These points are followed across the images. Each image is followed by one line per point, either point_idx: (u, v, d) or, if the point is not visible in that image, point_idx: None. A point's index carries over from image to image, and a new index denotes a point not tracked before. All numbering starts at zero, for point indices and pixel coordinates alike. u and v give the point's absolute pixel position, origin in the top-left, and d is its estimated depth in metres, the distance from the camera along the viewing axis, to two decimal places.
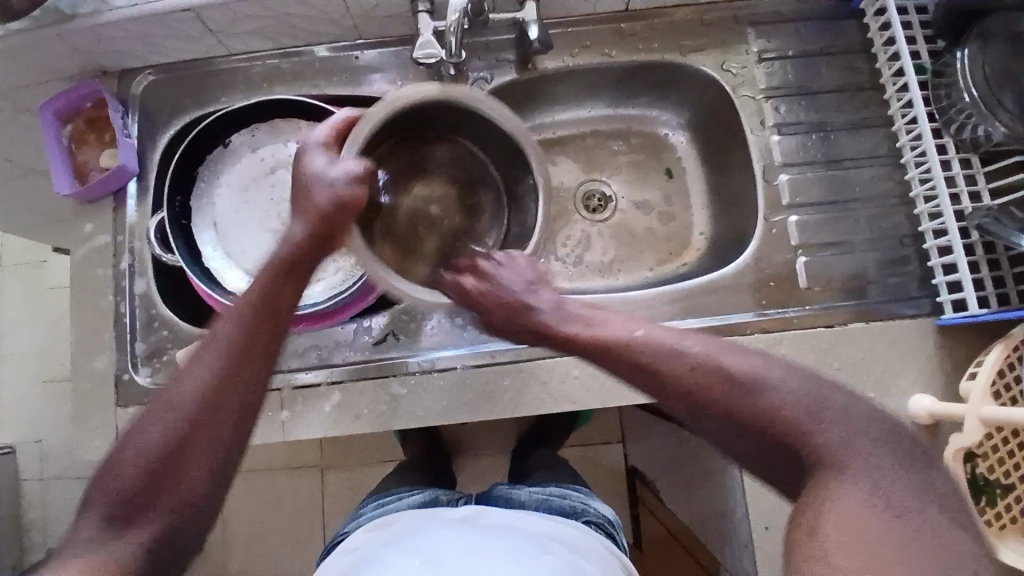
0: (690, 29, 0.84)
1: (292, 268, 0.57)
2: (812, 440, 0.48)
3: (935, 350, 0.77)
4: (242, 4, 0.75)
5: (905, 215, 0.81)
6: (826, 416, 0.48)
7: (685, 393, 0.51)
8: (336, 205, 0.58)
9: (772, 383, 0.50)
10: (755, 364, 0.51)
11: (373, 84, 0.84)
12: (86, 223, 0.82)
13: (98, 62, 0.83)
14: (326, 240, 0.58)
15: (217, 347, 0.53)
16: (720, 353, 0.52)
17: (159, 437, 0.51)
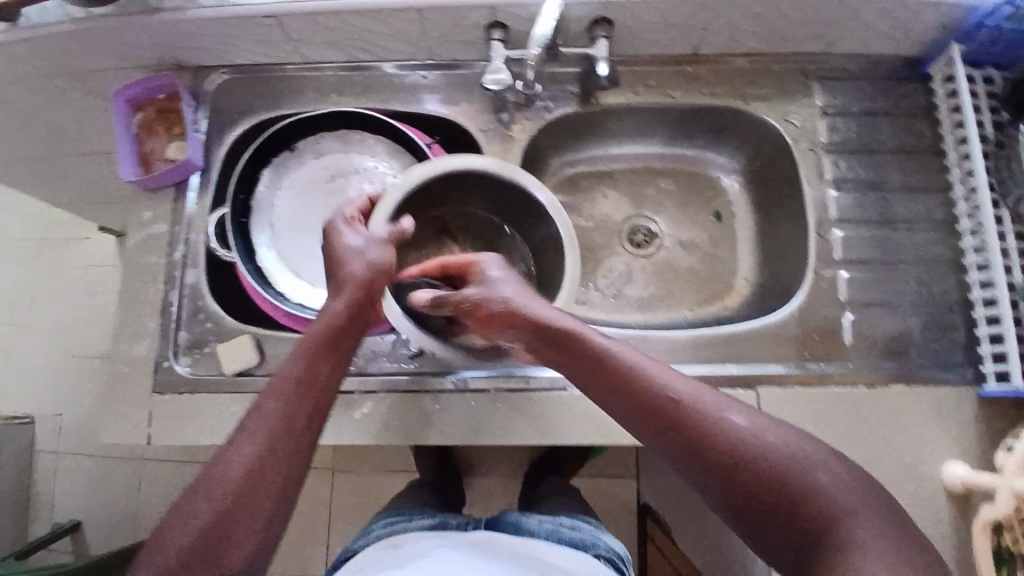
0: (755, 78, 0.85)
1: (336, 335, 0.59)
2: (819, 505, 0.48)
3: (974, 419, 0.77)
4: (325, 16, 0.77)
5: (956, 281, 0.81)
6: (818, 481, 0.49)
7: (692, 438, 0.51)
8: (377, 274, 0.63)
9: (773, 444, 0.50)
10: (757, 424, 0.52)
11: (424, 104, 0.85)
12: (145, 210, 0.84)
13: (176, 56, 0.86)
14: (366, 306, 0.62)
15: (265, 418, 0.53)
16: (715, 404, 0.53)
17: (203, 514, 0.50)
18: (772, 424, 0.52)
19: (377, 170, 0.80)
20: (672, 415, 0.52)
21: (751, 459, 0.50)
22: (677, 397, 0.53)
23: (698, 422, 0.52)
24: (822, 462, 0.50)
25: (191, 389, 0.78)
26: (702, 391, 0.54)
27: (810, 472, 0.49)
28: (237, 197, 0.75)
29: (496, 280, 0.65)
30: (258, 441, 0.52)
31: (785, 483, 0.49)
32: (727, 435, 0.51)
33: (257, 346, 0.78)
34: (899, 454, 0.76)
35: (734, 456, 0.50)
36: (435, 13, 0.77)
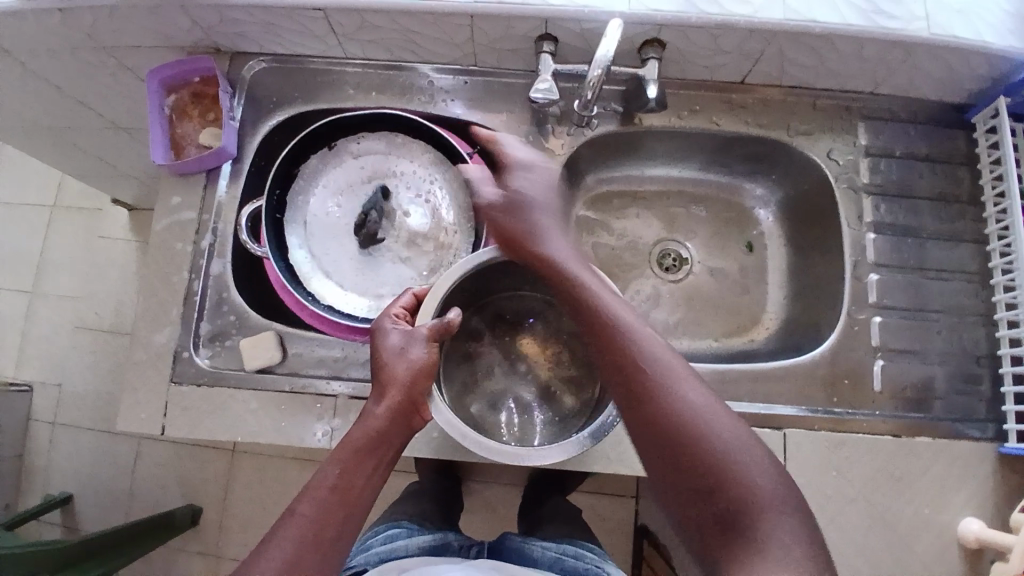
0: (801, 112, 0.84)
1: (374, 449, 0.60)
2: (727, 474, 0.49)
3: (996, 476, 0.76)
4: (372, 15, 0.76)
5: (985, 335, 0.80)
6: (735, 455, 0.50)
7: (641, 378, 0.53)
8: (418, 379, 0.62)
9: (708, 410, 0.52)
10: (705, 391, 0.53)
11: (452, 111, 0.85)
12: (174, 196, 0.82)
13: (215, 41, 0.84)
14: (408, 413, 0.61)
15: (296, 533, 0.54)
16: (676, 363, 0.54)
17: None
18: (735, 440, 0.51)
19: (415, 175, 0.79)
20: (630, 355, 0.54)
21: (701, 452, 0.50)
22: (631, 335, 0.56)
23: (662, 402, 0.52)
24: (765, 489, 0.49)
25: (210, 382, 0.77)
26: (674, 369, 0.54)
27: (727, 441, 0.50)
28: (272, 192, 0.74)
29: (528, 179, 0.72)
30: (283, 560, 0.52)
31: (702, 443, 0.50)
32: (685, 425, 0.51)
33: (280, 343, 0.77)
34: (918, 506, 0.75)
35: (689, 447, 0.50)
36: (484, 20, 0.75)
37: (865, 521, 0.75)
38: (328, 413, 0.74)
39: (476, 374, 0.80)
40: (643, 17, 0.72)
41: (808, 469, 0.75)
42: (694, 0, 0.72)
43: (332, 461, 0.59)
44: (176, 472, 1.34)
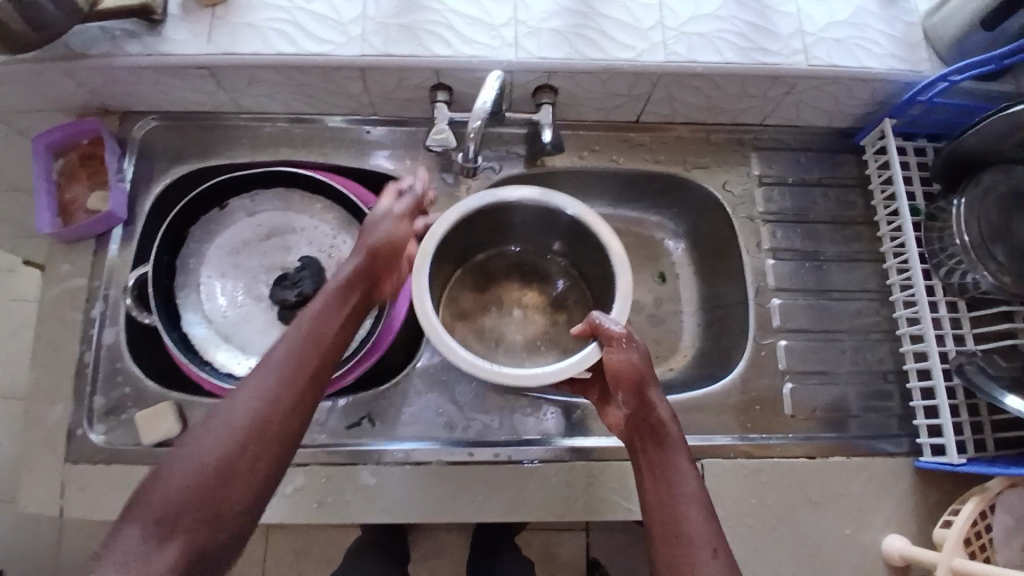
0: (696, 148, 0.87)
1: (331, 338, 0.57)
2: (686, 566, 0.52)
3: (913, 491, 0.77)
4: (261, 70, 0.75)
5: (889, 350, 0.82)
6: (697, 557, 0.52)
7: (645, 466, 0.59)
8: (388, 245, 0.65)
9: (689, 513, 0.55)
10: (698, 499, 0.56)
11: (379, 161, 0.84)
12: (63, 263, 0.78)
13: (103, 100, 0.81)
14: (376, 271, 0.64)
15: (247, 409, 0.52)
16: (681, 466, 0.58)
17: (215, 449, 0.50)
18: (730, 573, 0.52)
19: (317, 230, 0.77)
20: (642, 446, 0.60)
21: (688, 563, 0.52)
22: (658, 435, 0.59)
23: (669, 511, 0.55)
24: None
25: (109, 459, 0.73)
26: (693, 491, 0.56)
27: (696, 542, 0.53)
28: (161, 257, 0.71)
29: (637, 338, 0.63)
30: (233, 438, 0.50)
31: (673, 530, 0.54)
32: (680, 537, 0.54)
33: (180, 415, 0.73)
34: (840, 527, 0.75)
35: (677, 557, 0.53)
36: (376, 72, 0.75)
37: (792, 548, 0.74)
38: None
39: (477, 315, 0.85)
40: (530, 65, 0.75)
41: (728, 499, 0.75)
42: (577, 47, 0.75)
43: (285, 341, 0.56)
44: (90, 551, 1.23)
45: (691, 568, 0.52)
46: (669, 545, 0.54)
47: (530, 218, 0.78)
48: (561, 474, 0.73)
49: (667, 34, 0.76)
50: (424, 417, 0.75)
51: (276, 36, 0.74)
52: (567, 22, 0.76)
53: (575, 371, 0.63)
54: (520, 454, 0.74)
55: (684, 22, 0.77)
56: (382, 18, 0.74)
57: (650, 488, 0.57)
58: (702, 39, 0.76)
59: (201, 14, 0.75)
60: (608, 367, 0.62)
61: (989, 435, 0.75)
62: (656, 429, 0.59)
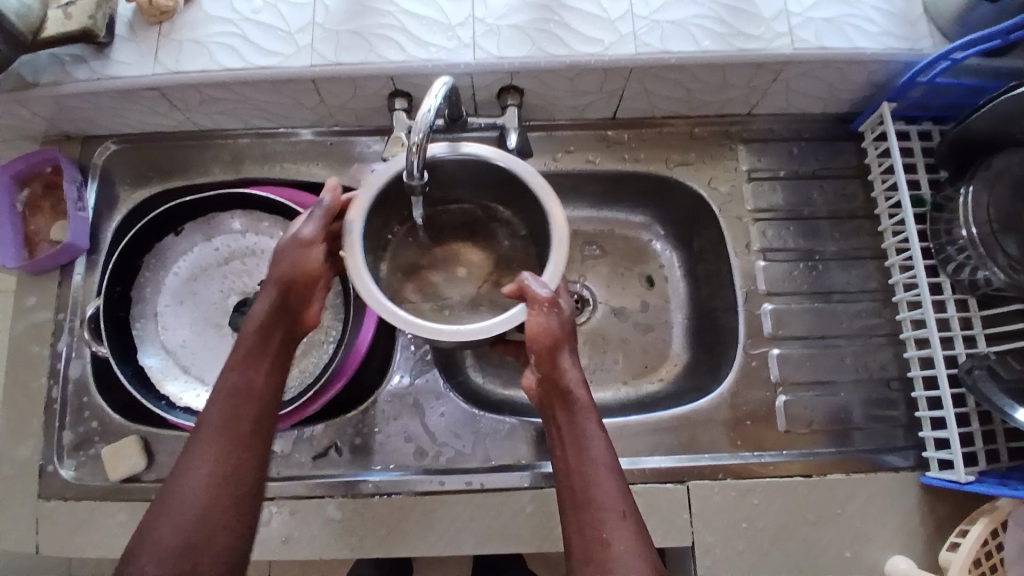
0: (678, 143, 0.81)
1: (240, 412, 0.54)
2: (601, 537, 0.50)
3: (920, 508, 0.71)
4: (210, 88, 0.72)
5: (893, 355, 0.76)
6: (609, 526, 0.50)
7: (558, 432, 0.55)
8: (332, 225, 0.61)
9: (598, 483, 0.52)
10: (608, 466, 0.53)
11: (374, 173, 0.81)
12: (29, 296, 0.77)
13: (62, 128, 0.79)
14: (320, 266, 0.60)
15: (211, 464, 0.51)
16: (590, 434, 0.54)
17: (227, 446, 0.53)
18: (640, 535, 0.50)
19: (275, 252, 0.77)
20: (556, 412, 0.56)
21: (599, 527, 0.50)
22: (574, 400, 0.55)
23: (580, 474, 0.53)
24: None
25: (77, 495, 0.72)
26: (602, 453, 0.53)
27: (606, 507, 0.51)
28: (113, 290, 0.71)
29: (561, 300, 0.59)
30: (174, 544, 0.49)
31: (586, 499, 0.52)
32: (590, 503, 0.51)
33: (145, 449, 0.72)
34: (838, 549, 0.70)
35: (588, 523, 0.51)
36: (329, 83, 0.71)
37: (786, 574, 0.70)
38: None
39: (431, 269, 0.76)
40: (491, 66, 0.70)
41: (715, 522, 0.71)
42: (539, 44, 0.70)
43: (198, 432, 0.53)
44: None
45: (603, 532, 0.50)
46: (584, 511, 0.51)
47: (493, 186, 0.69)
48: (535, 503, 0.70)
49: (637, 24, 0.70)
50: (393, 442, 0.73)
51: (223, 51, 0.70)
52: (528, 19, 0.70)
53: (502, 328, 0.57)
54: (519, 478, 0.71)
55: (655, 10, 0.70)
56: (332, 25, 0.70)
57: (565, 452, 0.54)
58: (675, 27, 0.70)
59: (149, 31, 0.71)
60: (527, 331, 0.57)
61: (1004, 445, 0.69)
62: (568, 395, 0.56)
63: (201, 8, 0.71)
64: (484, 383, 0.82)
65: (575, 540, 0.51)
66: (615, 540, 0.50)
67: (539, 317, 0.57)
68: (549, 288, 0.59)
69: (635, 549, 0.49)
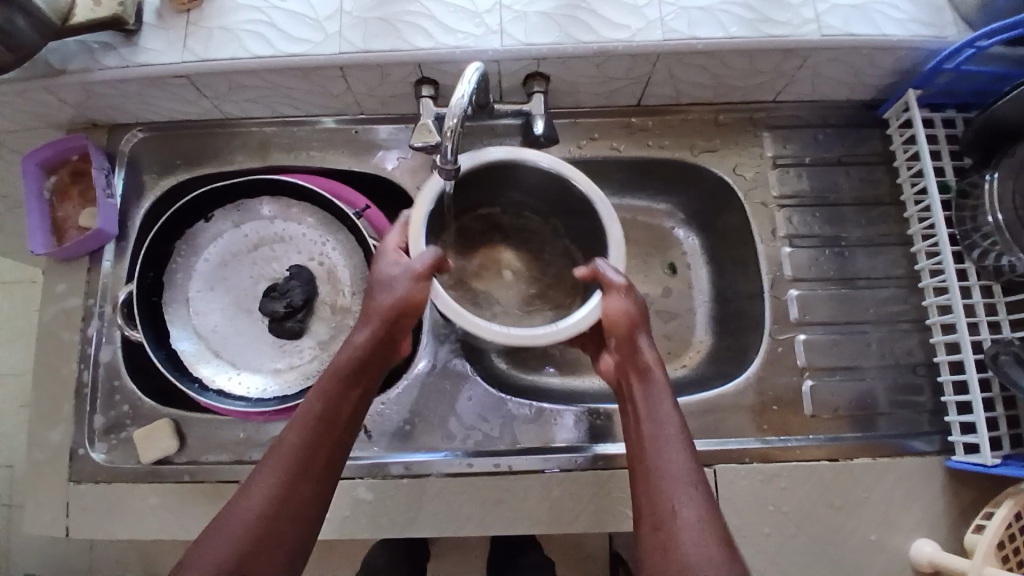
0: (703, 130, 0.82)
1: (316, 436, 0.54)
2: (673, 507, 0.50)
3: (945, 493, 0.71)
4: (238, 75, 0.72)
5: (919, 341, 0.76)
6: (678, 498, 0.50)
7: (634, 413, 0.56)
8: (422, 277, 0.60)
9: (671, 456, 0.52)
10: (680, 441, 0.53)
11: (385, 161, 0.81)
12: (58, 282, 0.78)
13: (89, 116, 0.79)
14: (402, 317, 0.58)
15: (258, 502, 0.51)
16: (665, 410, 0.55)
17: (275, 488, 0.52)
18: (701, 488, 0.51)
19: (304, 238, 0.78)
20: (631, 393, 0.57)
21: (663, 478, 0.51)
22: (647, 382, 0.56)
23: (650, 434, 0.54)
24: (708, 535, 0.48)
25: (108, 478, 0.73)
26: (671, 415, 0.54)
27: (677, 480, 0.51)
28: (145, 275, 0.72)
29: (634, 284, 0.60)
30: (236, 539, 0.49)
31: (657, 471, 0.52)
32: (656, 457, 0.53)
33: (176, 431, 0.73)
34: (865, 532, 0.71)
35: (652, 476, 0.52)
36: (357, 70, 0.72)
37: (813, 556, 0.70)
38: None
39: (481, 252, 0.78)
40: (518, 53, 0.70)
41: (742, 505, 0.71)
42: (567, 30, 0.70)
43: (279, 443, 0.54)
44: (76, 556, 1.13)
45: (665, 481, 0.51)
46: (649, 464, 0.53)
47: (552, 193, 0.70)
48: (564, 486, 0.71)
49: (664, 10, 0.70)
50: (422, 425, 0.74)
51: (252, 38, 0.70)
52: (556, 5, 0.70)
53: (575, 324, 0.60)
54: (539, 462, 0.72)
55: None
56: (360, 12, 0.70)
57: (635, 414, 0.56)
58: (703, 13, 0.70)
59: (177, 19, 0.71)
60: (604, 314, 0.59)
61: None
62: (642, 367, 0.57)
63: None
64: (509, 369, 0.83)
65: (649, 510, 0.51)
66: (677, 489, 0.51)
67: (615, 298, 0.59)
68: (622, 273, 0.61)
69: (694, 499, 0.50)
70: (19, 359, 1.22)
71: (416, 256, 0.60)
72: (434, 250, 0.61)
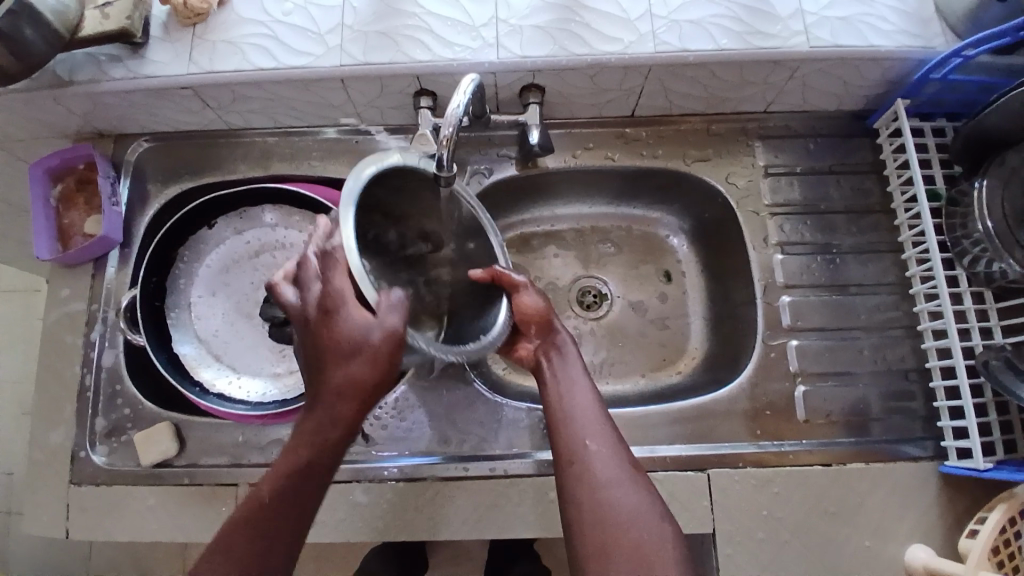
0: (696, 140, 0.83)
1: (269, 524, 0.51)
2: (594, 471, 0.52)
3: (939, 498, 0.72)
4: (242, 86, 0.74)
5: (911, 347, 0.77)
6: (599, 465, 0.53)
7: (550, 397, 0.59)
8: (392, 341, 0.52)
9: (588, 429, 0.55)
10: (596, 414, 0.57)
11: None
12: (62, 288, 0.79)
13: (96, 126, 0.81)
14: (385, 380, 0.52)
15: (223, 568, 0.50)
16: (578, 391, 0.58)
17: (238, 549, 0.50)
18: (618, 447, 0.54)
19: (305, 245, 0.80)
20: (548, 380, 0.60)
21: (579, 434, 0.55)
22: (559, 369, 0.61)
23: (567, 406, 0.57)
24: (630, 486, 0.52)
25: (108, 481, 0.74)
26: (584, 383, 0.59)
27: (595, 446, 0.54)
28: (149, 280, 0.74)
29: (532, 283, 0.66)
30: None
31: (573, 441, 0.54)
32: (572, 416, 0.56)
33: (176, 434, 0.74)
34: (858, 537, 0.71)
35: (567, 433, 0.55)
36: (357, 82, 0.73)
37: (806, 562, 0.70)
38: (229, 502, 0.72)
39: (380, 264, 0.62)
40: (514, 65, 0.72)
41: (736, 511, 0.71)
42: (562, 43, 0.72)
43: (230, 525, 0.52)
44: (74, 563, 1.13)
45: (584, 438, 0.54)
46: (567, 425, 0.56)
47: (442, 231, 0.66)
48: (558, 489, 0.71)
49: (655, 23, 0.72)
50: (418, 429, 0.75)
51: (257, 51, 0.72)
52: (550, 19, 0.72)
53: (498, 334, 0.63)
54: (532, 466, 0.72)
55: (674, 10, 0.72)
56: (361, 26, 0.72)
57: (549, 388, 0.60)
58: (693, 26, 0.72)
59: (183, 33, 0.73)
60: (518, 309, 0.64)
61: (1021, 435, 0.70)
62: (557, 349, 0.63)
63: (234, 10, 0.74)
64: (506, 374, 0.84)
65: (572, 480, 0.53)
66: (596, 444, 0.54)
67: (526, 294, 0.64)
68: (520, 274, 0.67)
69: (612, 453, 0.54)
70: (21, 368, 1.23)
71: (385, 311, 0.52)
72: (402, 301, 0.53)
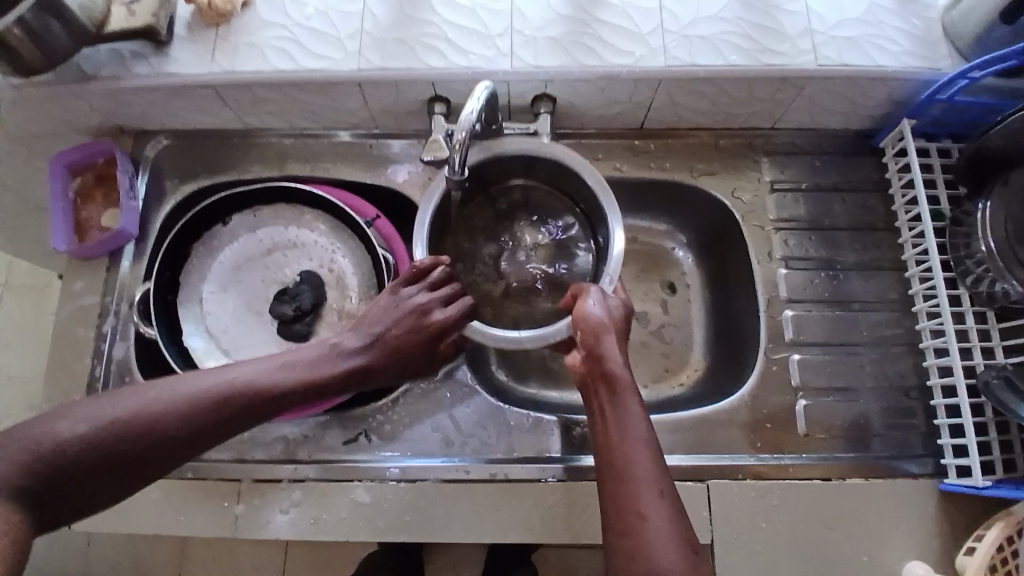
0: (703, 153, 0.85)
1: (178, 433, 0.52)
2: (644, 546, 0.47)
3: (939, 516, 0.72)
4: (261, 88, 0.75)
5: (913, 365, 0.77)
6: (648, 541, 0.47)
7: (603, 438, 0.54)
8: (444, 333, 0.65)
9: (643, 492, 0.50)
10: (654, 472, 0.51)
11: (397, 175, 0.84)
12: (76, 279, 0.81)
13: (115, 122, 0.83)
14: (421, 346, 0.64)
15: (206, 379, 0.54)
16: (634, 440, 0.52)
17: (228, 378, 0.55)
18: (675, 516, 0.49)
19: (316, 245, 0.81)
20: (600, 416, 0.55)
21: (633, 501, 0.49)
22: (610, 406, 0.55)
23: (620, 455, 0.52)
24: (685, 573, 0.46)
25: None
26: (642, 431, 0.53)
27: (648, 515, 0.48)
28: (162, 273, 0.76)
29: (599, 304, 0.62)
30: (10, 463, 0.46)
31: (624, 501, 0.50)
32: (625, 470, 0.51)
33: None
34: (857, 553, 0.71)
35: (617, 488, 0.50)
36: (373, 87, 0.75)
37: None
38: (231, 496, 0.73)
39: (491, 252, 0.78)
40: (526, 74, 0.73)
41: (735, 522, 0.72)
42: (574, 54, 0.73)
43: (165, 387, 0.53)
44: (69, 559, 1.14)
45: (637, 509, 0.49)
46: (619, 486, 0.50)
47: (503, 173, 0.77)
48: (558, 494, 0.72)
49: (667, 38, 0.73)
50: (422, 430, 0.76)
51: (276, 53, 0.74)
52: (563, 30, 0.74)
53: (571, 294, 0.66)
54: (537, 471, 0.73)
55: (685, 25, 0.74)
56: (379, 33, 0.74)
57: (601, 433, 0.54)
58: (703, 42, 0.73)
59: (206, 33, 0.75)
60: (578, 327, 0.60)
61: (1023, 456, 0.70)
62: (609, 381, 0.56)
63: (256, 13, 0.75)
64: (509, 380, 0.85)
65: (617, 547, 0.48)
66: (651, 514, 0.49)
67: (590, 322, 0.60)
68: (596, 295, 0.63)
69: (670, 528, 0.48)
70: (29, 361, 1.25)
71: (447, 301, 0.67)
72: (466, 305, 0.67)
